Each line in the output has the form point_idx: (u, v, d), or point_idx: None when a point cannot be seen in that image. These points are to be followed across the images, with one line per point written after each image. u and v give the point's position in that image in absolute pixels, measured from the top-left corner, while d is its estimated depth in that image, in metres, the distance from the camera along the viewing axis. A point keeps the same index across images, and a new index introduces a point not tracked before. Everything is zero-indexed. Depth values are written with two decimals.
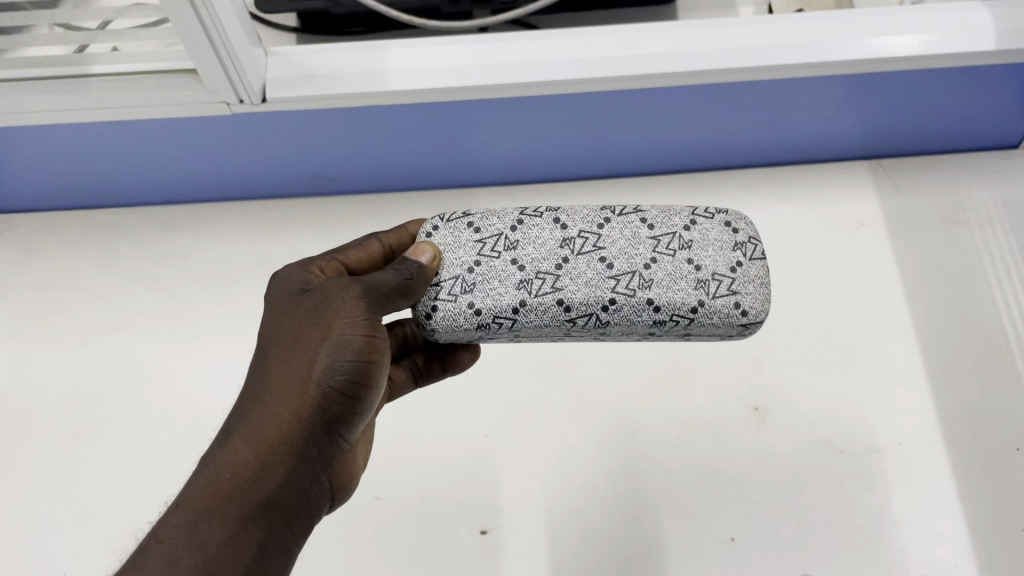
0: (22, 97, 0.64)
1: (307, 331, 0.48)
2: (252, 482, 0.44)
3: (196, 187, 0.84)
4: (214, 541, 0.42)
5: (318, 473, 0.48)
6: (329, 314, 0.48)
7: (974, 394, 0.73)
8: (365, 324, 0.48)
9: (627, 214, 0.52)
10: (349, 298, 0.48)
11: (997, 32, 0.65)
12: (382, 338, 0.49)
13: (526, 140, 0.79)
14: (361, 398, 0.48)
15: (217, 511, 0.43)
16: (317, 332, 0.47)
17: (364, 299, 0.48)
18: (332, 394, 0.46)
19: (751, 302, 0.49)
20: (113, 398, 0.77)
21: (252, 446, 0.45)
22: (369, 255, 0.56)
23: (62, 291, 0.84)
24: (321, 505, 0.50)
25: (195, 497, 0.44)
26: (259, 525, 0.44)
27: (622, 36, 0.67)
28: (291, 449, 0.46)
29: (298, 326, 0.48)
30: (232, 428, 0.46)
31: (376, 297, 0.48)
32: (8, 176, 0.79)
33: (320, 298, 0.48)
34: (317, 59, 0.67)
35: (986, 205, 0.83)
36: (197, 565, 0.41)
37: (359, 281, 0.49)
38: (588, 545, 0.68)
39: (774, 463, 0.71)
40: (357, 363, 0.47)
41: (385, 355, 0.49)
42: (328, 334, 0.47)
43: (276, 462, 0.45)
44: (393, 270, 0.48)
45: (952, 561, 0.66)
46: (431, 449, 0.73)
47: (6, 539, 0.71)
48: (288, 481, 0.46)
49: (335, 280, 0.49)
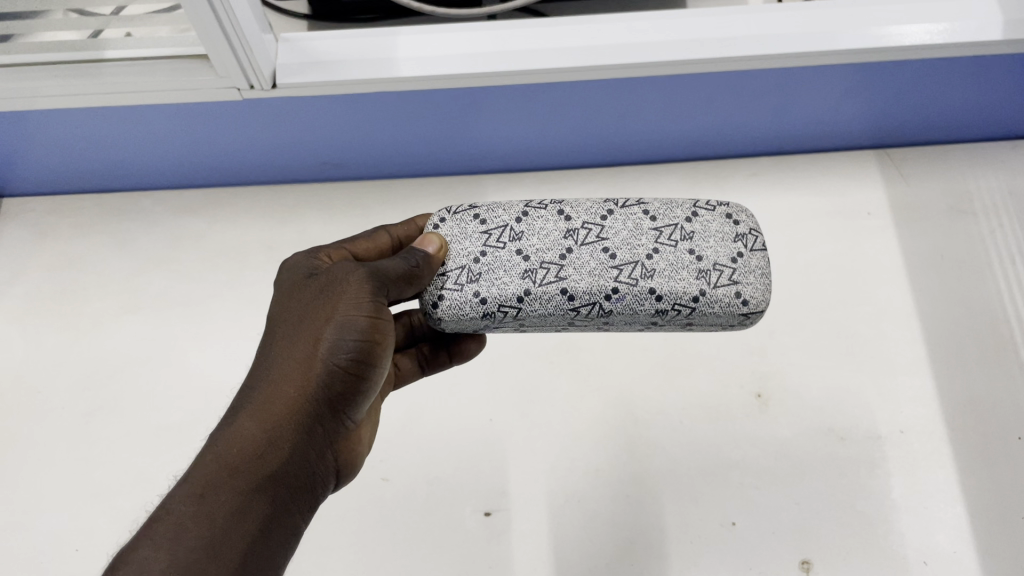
0: (37, 82, 0.65)
1: (313, 311, 0.49)
2: (258, 456, 0.46)
3: (208, 171, 0.85)
4: (222, 512, 0.44)
5: (322, 450, 0.49)
6: (335, 296, 0.49)
7: (976, 382, 0.73)
8: (369, 305, 0.49)
9: (629, 206, 0.52)
10: (355, 280, 0.49)
11: (1004, 22, 0.65)
12: (386, 319, 0.50)
13: (533, 127, 0.79)
14: (364, 376, 0.49)
15: (222, 485, 0.44)
16: (323, 312, 0.48)
17: (369, 283, 0.49)
18: (336, 373, 0.47)
19: (752, 292, 0.49)
20: (126, 378, 0.79)
21: (258, 422, 0.46)
22: (377, 246, 0.57)
23: (76, 273, 0.85)
24: (325, 482, 0.51)
25: (203, 471, 0.45)
26: (265, 498, 0.45)
27: (630, 22, 0.67)
28: (296, 424, 0.47)
29: (304, 308, 0.49)
30: (240, 405, 0.47)
31: (383, 280, 0.49)
32: (24, 160, 0.81)
33: (327, 281, 0.50)
34: (325, 46, 0.68)
35: (994, 194, 0.83)
36: (205, 535, 0.43)
37: (365, 266, 0.50)
38: (591, 527, 0.69)
39: (776, 449, 0.72)
40: (360, 342, 0.48)
41: (388, 336, 0.50)
42: (332, 315, 0.48)
43: (281, 439, 0.46)
44: (400, 256, 0.49)
45: (952, 547, 0.67)
46: (437, 433, 0.74)
47: (22, 515, 0.73)
48: (293, 456, 0.47)
49: (342, 265, 0.50)
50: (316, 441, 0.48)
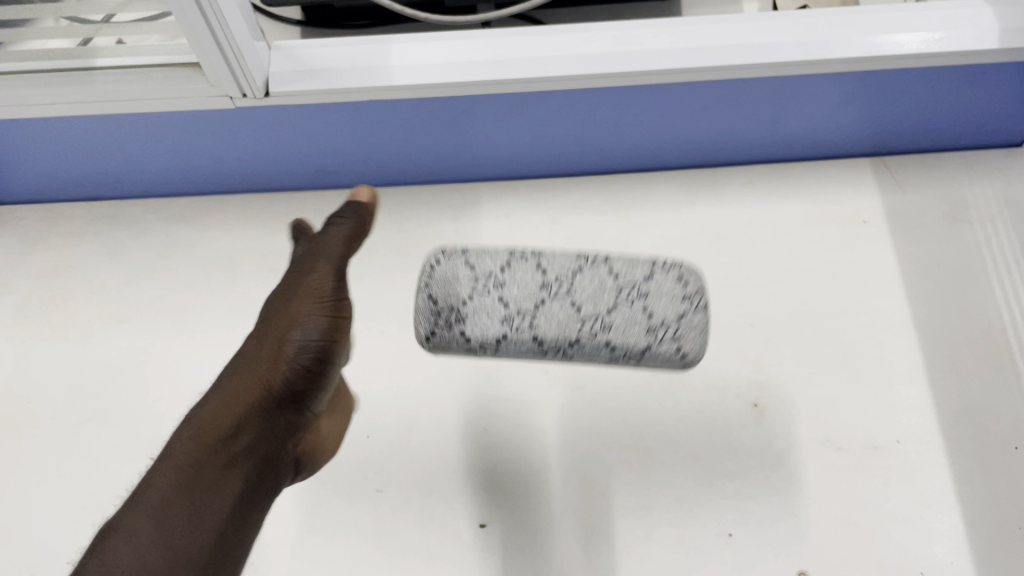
0: (28, 90, 0.64)
1: (283, 309, 0.54)
2: (228, 439, 0.49)
3: (202, 179, 0.85)
4: (193, 486, 0.47)
5: (284, 440, 0.53)
6: (303, 295, 0.54)
7: (974, 392, 0.73)
8: (331, 305, 0.54)
9: (596, 264, 0.52)
10: (322, 281, 0.55)
11: (1000, 30, 0.64)
12: (346, 320, 0.55)
13: (527, 135, 0.79)
14: (324, 374, 0.53)
15: (197, 461, 0.48)
16: (292, 310, 0.54)
17: (335, 284, 0.55)
18: (300, 364, 0.52)
19: (691, 347, 0.49)
20: (116, 389, 0.78)
21: (229, 404, 0.50)
22: (343, 230, 0.57)
23: (66, 283, 0.84)
24: (286, 473, 0.54)
25: (179, 447, 0.48)
26: (234, 477, 0.48)
27: (626, 30, 0.67)
28: (263, 412, 0.51)
29: (278, 307, 0.54)
30: (215, 391, 0.51)
31: (346, 266, 0.56)
32: (14, 168, 0.80)
33: (298, 282, 0.55)
34: (318, 53, 0.67)
35: (989, 202, 0.82)
36: (182, 508, 0.46)
37: (336, 269, 0.55)
38: (585, 539, 0.69)
39: (774, 459, 0.71)
40: (324, 338, 0.53)
41: (348, 335, 0.55)
42: (300, 312, 0.53)
43: (248, 420, 0.50)
44: (342, 220, 0.57)
45: (950, 559, 0.66)
46: (431, 444, 0.73)
47: (8, 530, 0.72)
48: (257, 442, 0.51)
49: (302, 259, 0.56)
50: (277, 430, 0.52)
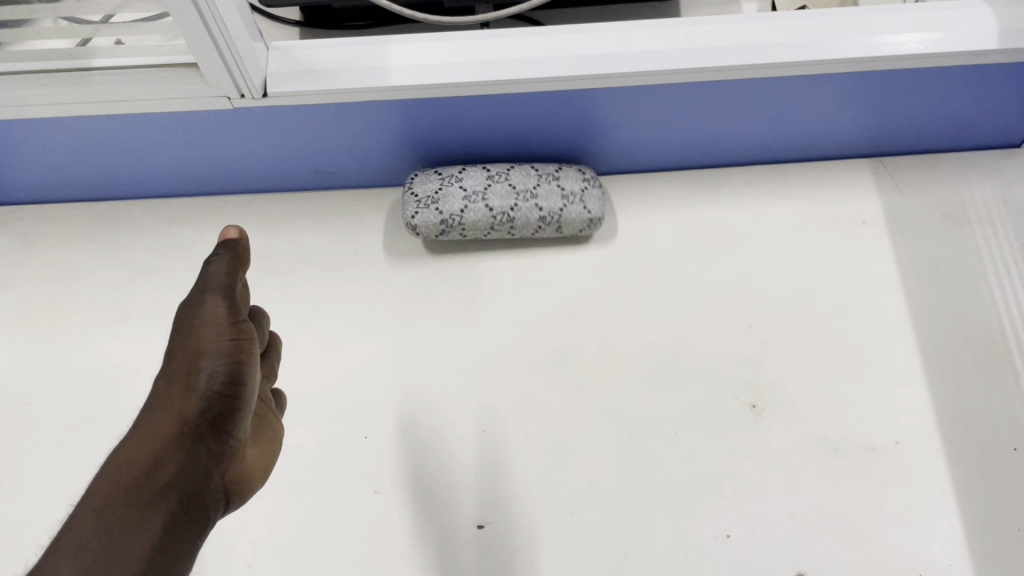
0: (26, 90, 0.64)
1: (181, 343, 0.53)
2: (146, 475, 0.50)
3: (200, 180, 0.85)
4: (116, 525, 0.47)
5: (211, 470, 0.53)
6: (191, 329, 0.53)
7: (973, 394, 0.73)
8: (230, 329, 0.54)
9: None
10: (205, 314, 0.54)
11: (999, 31, 0.64)
12: (248, 340, 0.54)
13: (525, 136, 0.79)
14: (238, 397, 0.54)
15: (113, 501, 0.48)
16: (191, 344, 0.53)
17: (205, 314, 0.54)
18: (209, 394, 0.52)
19: None
20: (115, 389, 0.78)
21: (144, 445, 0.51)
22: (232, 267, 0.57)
23: (64, 283, 0.84)
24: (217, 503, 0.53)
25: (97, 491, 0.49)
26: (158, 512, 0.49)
27: (624, 31, 0.67)
28: (181, 444, 0.51)
29: (180, 341, 0.54)
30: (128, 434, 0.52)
31: (233, 294, 0.56)
32: (14, 169, 0.80)
33: (182, 317, 0.54)
34: (316, 54, 0.67)
35: (988, 203, 0.82)
36: (103, 544, 0.46)
37: (205, 301, 0.54)
38: (583, 540, 0.69)
39: (772, 459, 0.71)
40: (229, 364, 0.53)
41: (253, 355, 0.55)
42: (201, 345, 0.53)
43: (169, 453, 0.51)
44: (219, 253, 0.56)
45: (947, 560, 0.66)
46: (429, 444, 0.73)
47: (6, 531, 0.72)
48: (180, 475, 0.51)
49: (190, 298, 0.56)
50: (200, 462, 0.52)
